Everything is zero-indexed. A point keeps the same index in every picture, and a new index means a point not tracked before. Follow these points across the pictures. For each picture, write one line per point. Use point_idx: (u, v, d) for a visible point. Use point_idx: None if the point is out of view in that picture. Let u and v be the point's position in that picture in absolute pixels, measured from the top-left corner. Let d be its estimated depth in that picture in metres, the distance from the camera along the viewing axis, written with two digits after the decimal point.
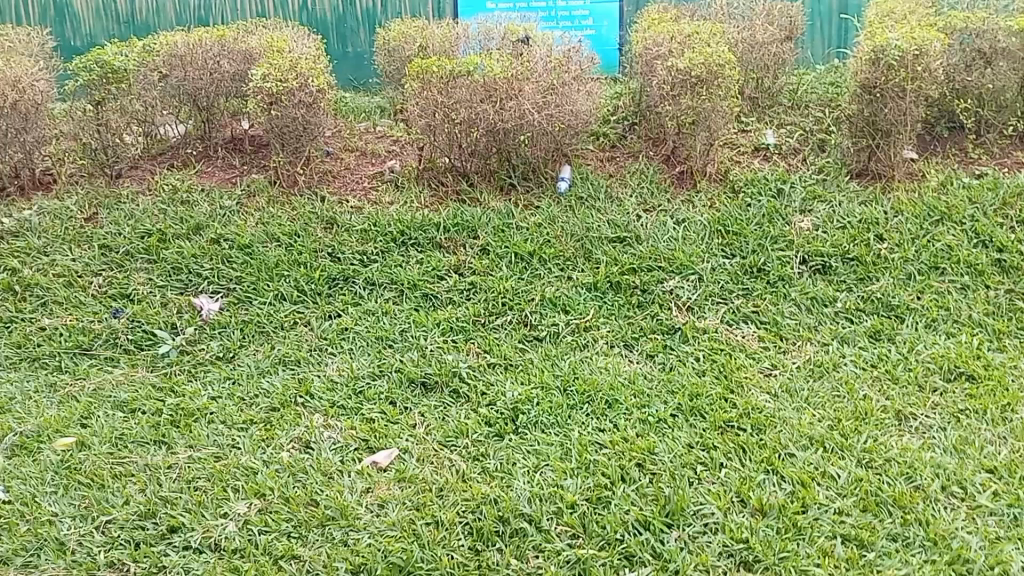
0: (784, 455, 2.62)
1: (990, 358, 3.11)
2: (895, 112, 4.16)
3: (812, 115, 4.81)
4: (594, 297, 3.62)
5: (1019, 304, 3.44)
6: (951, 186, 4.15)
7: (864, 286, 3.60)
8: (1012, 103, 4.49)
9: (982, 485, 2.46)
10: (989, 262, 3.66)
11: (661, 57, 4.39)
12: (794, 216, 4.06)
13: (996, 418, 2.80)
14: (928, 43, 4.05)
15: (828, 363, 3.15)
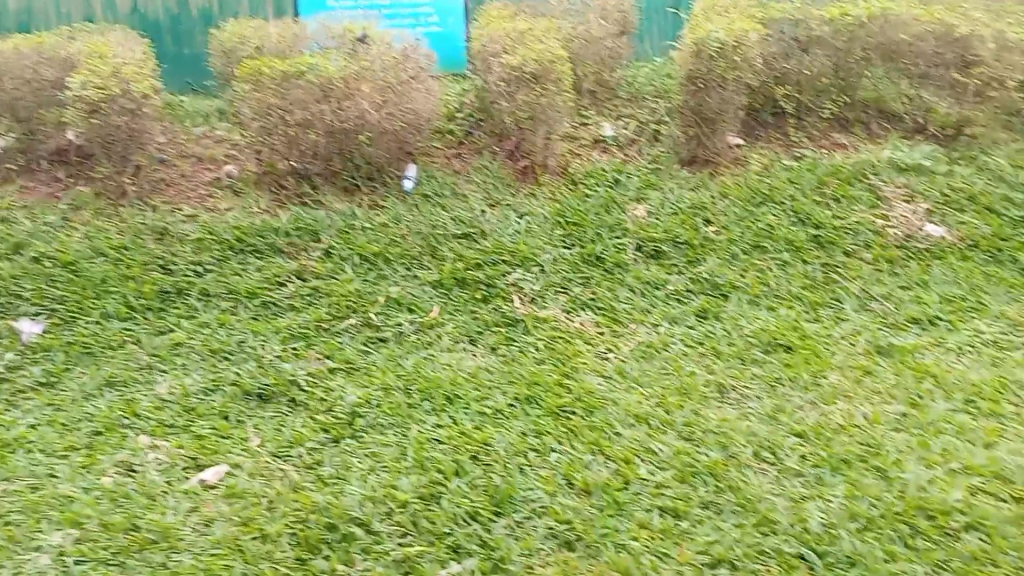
0: (611, 435, 2.75)
1: (805, 329, 3.34)
2: (717, 101, 4.40)
3: (647, 107, 5.00)
4: (439, 295, 3.64)
5: (832, 276, 3.71)
6: (773, 169, 4.41)
7: (693, 269, 3.79)
8: (827, 89, 4.68)
9: (791, 448, 2.65)
10: (807, 239, 3.92)
11: (496, 55, 4.41)
12: (630, 205, 4.22)
13: (807, 384, 3.02)
14: (744, 35, 4.35)
15: (658, 344, 3.31)
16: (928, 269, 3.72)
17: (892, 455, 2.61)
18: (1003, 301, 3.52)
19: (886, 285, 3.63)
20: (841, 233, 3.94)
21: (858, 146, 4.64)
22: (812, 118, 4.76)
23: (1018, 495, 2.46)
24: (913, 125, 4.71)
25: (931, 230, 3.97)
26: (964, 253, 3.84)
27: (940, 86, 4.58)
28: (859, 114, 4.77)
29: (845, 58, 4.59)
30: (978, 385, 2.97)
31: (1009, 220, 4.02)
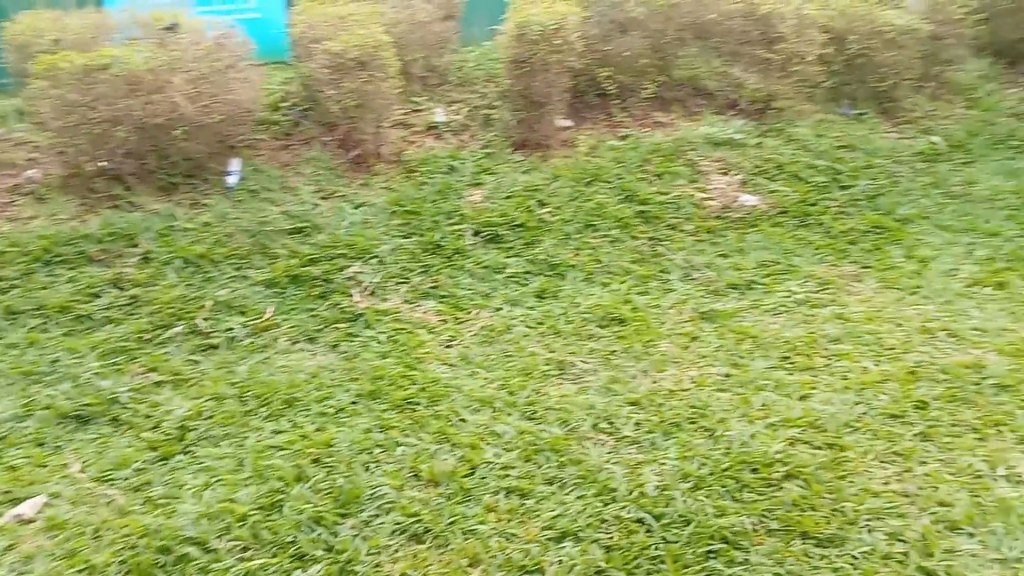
0: (456, 422, 2.78)
1: (636, 302, 3.49)
2: (543, 84, 4.46)
3: (478, 91, 5.03)
4: (273, 295, 3.51)
5: (659, 249, 3.88)
6: (600, 149, 4.55)
7: (530, 250, 3.85)
8: (646, 69, 4.90)
9: (626, 417, 2.76)
10: (634, 215, 4.08)
11: (317, 41, 4.28)
12: (465, 191, 4.23)
13: (640, 353, 3.16)
14: (563, 18, 4.42)
15: (500, 327, 3.35)
16: (744, 237, 3.96)
17: (718, 415, 2.75)
18: (811, 261, 3.77)
19: (708, 254, 3.84)
20: (664, 207, 4.13)
21: (676, 123, 4.84)
22: (634, 99, 4.99)
23: (830, 441, 2.58)
24: (726, 101, 4.97)
25: (745, 200, 4.21)
26: (776, 220, 4.07)
27: (750, 61, 4.83)
28: (677, 93, 5.02)
29: (661, 40, 4.80)
30: (792, 341, 3.18)
31: (815, 186, 4.29)
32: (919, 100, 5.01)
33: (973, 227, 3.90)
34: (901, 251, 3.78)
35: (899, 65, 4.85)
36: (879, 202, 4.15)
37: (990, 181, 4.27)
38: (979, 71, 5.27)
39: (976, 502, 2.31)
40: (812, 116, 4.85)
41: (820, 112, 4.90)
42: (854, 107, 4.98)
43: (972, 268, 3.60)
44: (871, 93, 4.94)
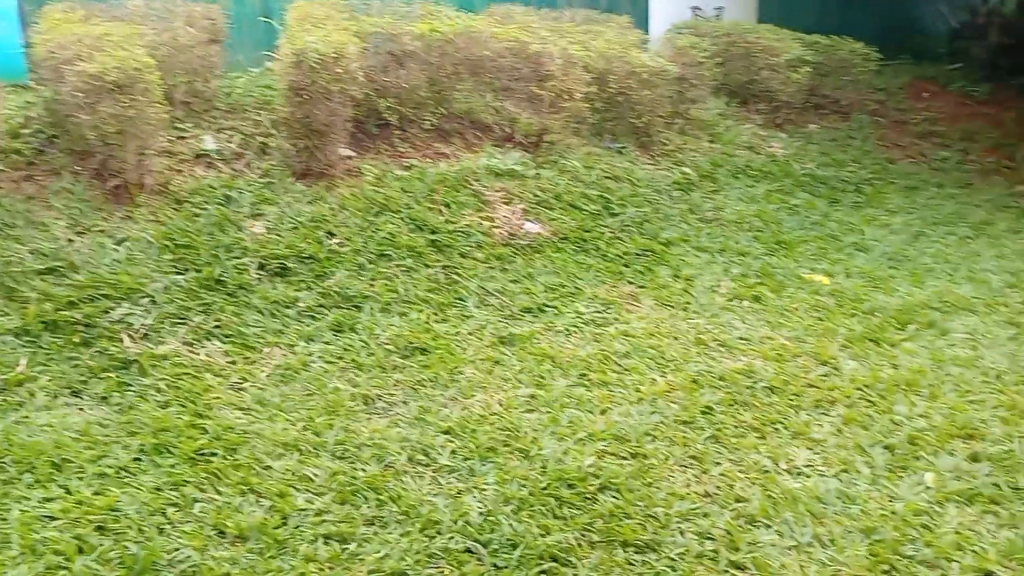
0: (260, 470, 2.60)
1: (437, 330, 3.47)
2: (325, 113, 4.33)
3: (251, 118, 4.76)
4: (26, 344, 3.08)
5: (454, 277, 3.89)
6: (386, 179, 4.44)
7: (322, 283, 3.71)
8: (425, 101, 4.88)
9: (441, 447, 2.73)
10: (426, 244, 4.04)
11: (68, 62, 3.85)
12: (245, 222, 3.98)
13: (447, 382, 3.14)
14: (342, 46, 4.35)
15: (297, 364, 3.19)
16: (532, 263, 4.08)
17: (530, 435, 2.78)
18: (593, 284, 3.98)
19: (500, 280, 3.92)
20: (454, 236, 4.12)
21: (459, 155, 4.86)
22: (415, 130, 4.90)
23: (634, 451, 2.69)
24: (503, 134, 5.08)
25: (530, 228, 4.34)
26: (558, 246, 4.25)
27: (522, 97, 5.02)
28: (458, 125, 5.02)
29: (438, 72, 4.85)
30: (586, 360, 3.31)
31: (589, 214, 4.53)
32: (669, 134, 5.45)
33: (725, 247, 4.35)
34: (669, 271, 4.12)
35: (653, 103, 5.32)
36: (647, 228, 4.49)
37: (736, 207, 4.79)
38: (718, 109, 5.77)
39: (767, 495, 2.47)
40: (581, 150, 5.06)
41: (587, 146, 5.14)
42: (616, 141, 5.31)
43: (730, 284, 4.00)
44: (630, 128, 5.33)
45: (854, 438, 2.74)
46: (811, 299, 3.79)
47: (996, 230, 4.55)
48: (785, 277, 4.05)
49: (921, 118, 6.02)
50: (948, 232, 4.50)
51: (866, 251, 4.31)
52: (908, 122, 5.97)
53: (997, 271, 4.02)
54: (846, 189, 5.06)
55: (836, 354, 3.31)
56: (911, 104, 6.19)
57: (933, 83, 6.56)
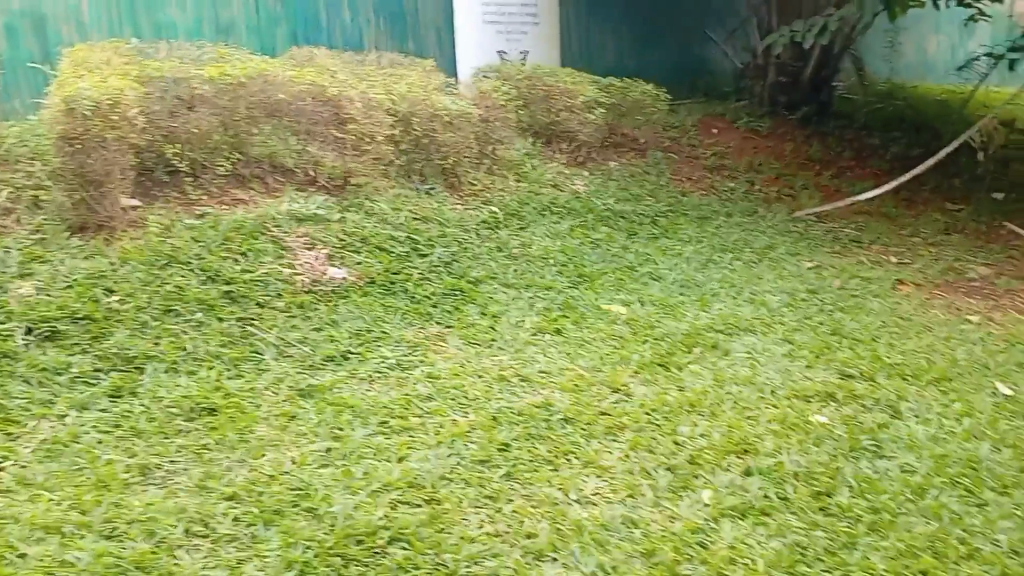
0: (12, 559, 2.33)
1: (228, 388, 3.27)
2: (100, 161, 4.04)
3: (24, 170, 4.36)
4: None
5: (250, 329, 3.68)
6: (174, 229, 4.19)
7: (99, 345, 3.42)
8: (218, 145, 4.65)
9: (223, 515, 2.55)
10: (219, 295, 3.82)
11: None
12: (11, 283, 3.63)
13: (235, 442, 2.94)
14: (120, 92, 4.07)
15: (66, 438, 2.90)
16: (336, 308, 3.94)
17: (321, 492, 2.65)
18: (400, 326, 3.90)
19: (300, 329, 3.74)
20: (252, 286, 3.92)
21: (257, 201, 4.64)
22: (209, 175, 4.66)
23: (428, 497, 2.64)
24: (306, 177, 4.92)
25: (333, 274, 4.21)
26: (364, 289, 4.14)
27: (324, 141, 4.96)
28: (255, 170, 4.80)
29: (231, 117, 4.66)
30: (388, 406, 3.20)
31: (396, 256, 4.46)
32: (478, 173, 5.51)
33: (531, 283, 4.44)
34: (476, 309, 4.13)
35: (458, 145, 5.38)
36: (454, 267, 4.50)
37: (541, 243, 4.91)
38: (524, 148, 5.93)
39: (556, 528, 2.50)
40: (388, 192, 5.03)
41: (395, 187, 5.11)
42: (424, 182, 5.31)
43: (534, 318, 4.05)
44: (438, 169, 5.35)
45: (640, 462, 2.84)
46: (608, 329, 3.93)
47: (777, 254, 4.92)
48: (586, 308, 4.18)
49: (711, 152, 6.44)
50: (734, 257, 4.82)
51: (660, 280, 4.52)
52: (699, 156, 6.39)
53: (776, 291, 4.33)
54: (644, 221, 5.32)
55: (627, 381, 3.43)
56: (702, 140, 6.62)
57: (721, 119, 7.05)
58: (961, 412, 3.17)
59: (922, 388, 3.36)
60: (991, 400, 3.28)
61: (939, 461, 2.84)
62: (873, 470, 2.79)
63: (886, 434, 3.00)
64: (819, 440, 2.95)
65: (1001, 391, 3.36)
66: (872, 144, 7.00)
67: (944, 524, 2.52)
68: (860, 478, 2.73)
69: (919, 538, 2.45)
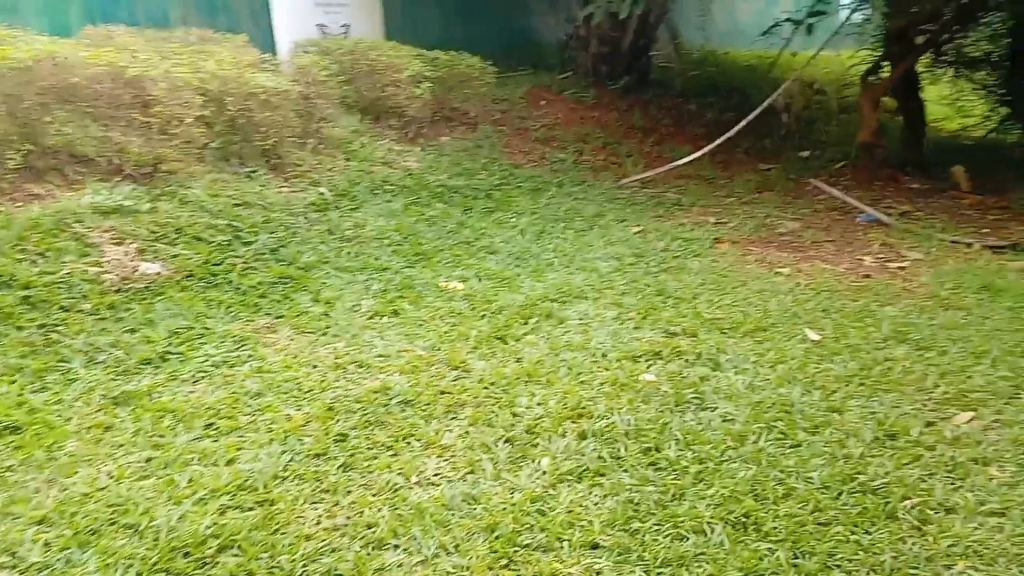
0: None
1: (32, 403, 2.97)
2: None
3: None
4: None
5: (55, 335, 3.37)
6: None
7: None
8: (8, 137, 4.21)
9: (31, 541, 2.33)
10: (16, 302, 3.47)
11: None
12: None
13: (43, 462, 2.68)
14: None
15: None
16: (153, 306, 3.68)
17: (141, 506, 2.47)
18: (225, 320, 3.68)
19: (113, 332, 3.46)
20: (53, 288, 3.60)
21: (56, 195, 4.25)
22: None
23: (261, 498, 2.52)
24: (110, 166, 4.53)
25: (146, 269, 3.92)
26: (182, 284, 3.89)
27: (127, 125, 4.61)
28: (51, 161, 4.36)
29: (17, 104, 4.24)
30: (214, 407, 3.02)
31: (217, 245, 4.22)
32: (302, 154, 5.30)
33: (365, 265, 4.32)
34: (309, 296, 3.97)
35: (277, 125, 5.18)
36: (283, 254, 4.31)
37: (374, 223, 4.79)
38: (351, 126, 5.79)
39: (396, 514, 2.47)
40: (206, 176, 4.74)
41: (213, 172, 4.82)
42: (244, 164, 5.04)
43: (371, 302, 3.95)
44: (257, 150, 5.11)
45: (479, 437, 2.86)
46: (445, 306, 3.90)
47: (606, 220, 5.06)
48: (423, 287, 4.12)
49: (540, 124, 6.51)
50: (565, 226, 4.91)
51: (495, 253, 4.54)
52: (529, 127, 6.45)
53: (606, 257, 4.46)
54: (478, 195, 5.32)
55: (466, 358, 3.42)
56: (530, 111, 6.68)
57: (549, 90, 7.14)
58: (774, 359, 3.39)
59: (740, 339, 3.57)
60: (801, 345, 3.53)
61: (756, 408, 3.02)
62: (697, 422, 2.93)
63: (707, 386, 3.16)
64: (647, 398, 3.07)
65: (809, 336, 3.61)
66: (690, 109, 7.32)
67: (763, 467, 2.68)
68: (685, 431, 2.86)
69: (740, 483, 2.59)
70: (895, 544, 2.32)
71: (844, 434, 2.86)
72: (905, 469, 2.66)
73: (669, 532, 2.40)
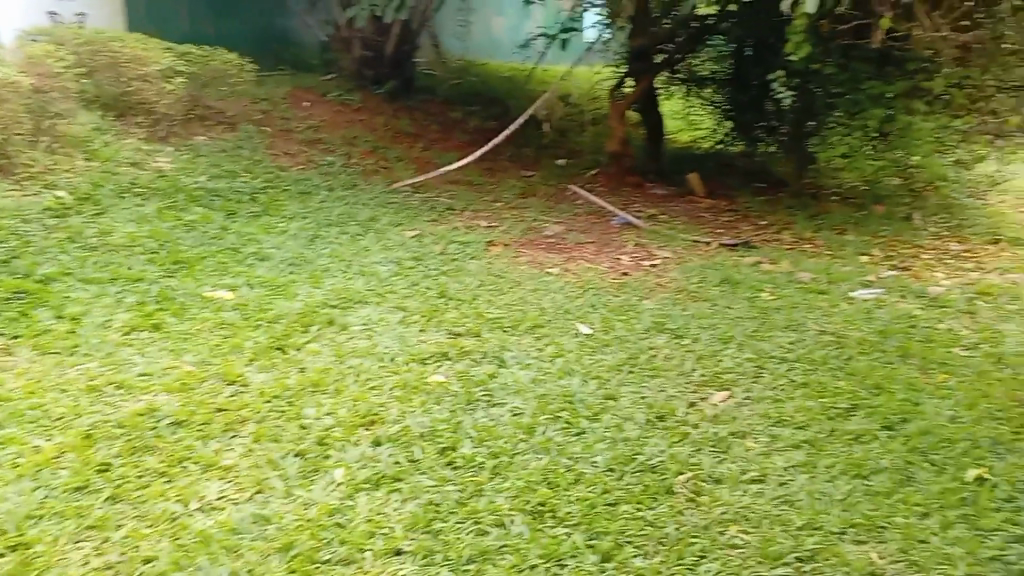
0: None
1: None
2: None
3: None
4: None
5: None
6: None
7: None
8: None
9: None
10: None
11: None
12: None
13: None
14: None
15: None
16: None
17: None
18: None
19: None
20: None
21: None
22: None
23: (14, 543, 2.21)
24: None
25: None
26: None
27: None
28: None
29: None
30: None
31: None
32: (34, 153, 4.75)
33: (116, 275, 3.90)
34: (50, 312, 3.51)
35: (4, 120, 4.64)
36: (14, 266, 3.78)
37: (124, 229, 4.35)
38: (92, 123, 5.25)
39: (178, 545, 2.27)
40: None
41: None
42: None
43: (126, 316, 3.57)
44: None
45: (266, 454, 2.70)
46: (214, 318, 3.63)
47: (380, 224, 5.00)
48: (186, 298, 3.80)
49: (304, 125, 6.28)
50: (339, 231, 4.79)
51: (266, 259, 4.31)
52: (293, 128, 6.19)
53: (384, 261, 4.41)
54: (241, 199, 5.01)
55: (243, 372, 3.20)
56: (293, 112, 6.43)
57: (311, 92, 6.92)
58: (553, 353, 3.56)
59: (521, 337, 3.70)
60: (576, 339, 3.73)
61: (542, 400, 3.14)
62: (489, 419, 2.98)
63: (495, 383, 3.23)
64: (439, 399, 3.08)
65: (581, 330, 3.83)
66: (455, 116, 7.46)
67: (553, 456, 2.79)
68: (478, 429, 2.90)
69: (534, 474, 2.68)
70: (677, 517, 2.51)
71: (621, 419, 3.07)
72: (677, 447, 2.90)
73: (471, 529, 2.41)
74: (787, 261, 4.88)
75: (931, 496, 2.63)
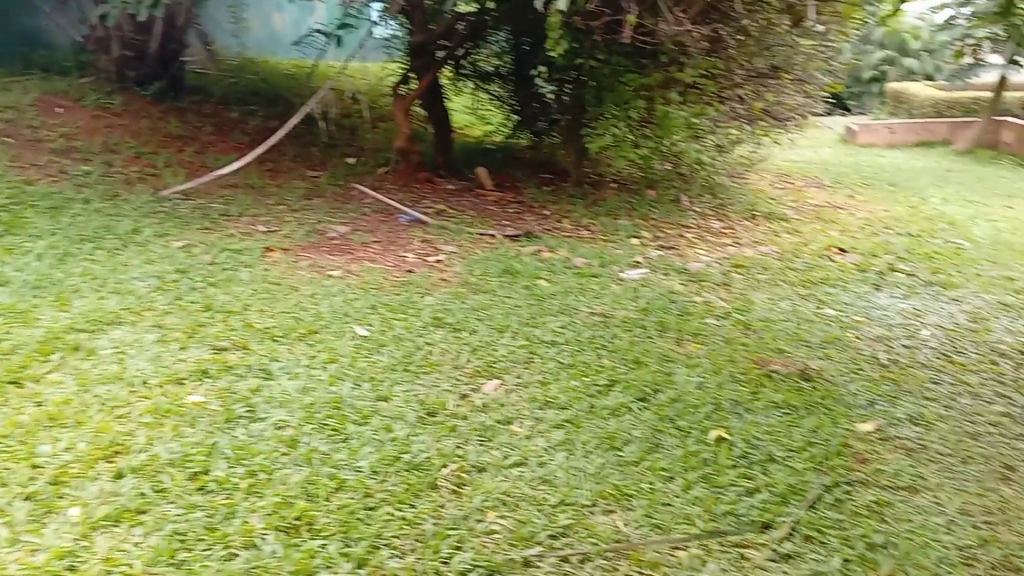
0: None
1: None
2: None
3: None
4: None
5: None
6: None
7: None
8: None
9: None
10: None
11: None
12: None
13: None
14: None
15: None
16: None
17: None
18: None
19: None
20: None
21: None
22: None
23: None
24: None
25: None
26: None
27: None
28: None
29: None
30: None
31: None
32: None
33: None
34: None
35: None
36: None
37: None
38: None
39: None
40: None
41: None
42: None
43: None
44: None
45: None
46: None
47: (143, 236, 4.68)
48: None
49: (56, 134, 5.79)
50: (94, 247, 4.43)
51: (4, 284, 3.90)
52: (42, 139, 5.69)
53: (144, 277, 4.13)
54: None
55: None
56: (44, 121, 5.90)
57: (65, 97, 6.38)
58: (325, 360, 3.46)
59: (292, 345, 3.58)
60: (351, 342, 3.65)
61: (308, 409, 3.05)
62: (248, 436, 2.86)
63: (259, 398, 3.10)
64: (193, 420, 2.92)
65: (358, 333, 3.76)
66: (234, 118, 7.12)
67: (315, 466, 2.71)
68: (235, 447, 2.78)
69: (293, 488, 2.59)
70: (437, 511, 2.53)
71: (390, 419, 3.04)
72: (444, 441, 2.92)
73: (220, 554, 2.30)
74: (564, 248, 5.06)
75: (675, 461, 2.82)
